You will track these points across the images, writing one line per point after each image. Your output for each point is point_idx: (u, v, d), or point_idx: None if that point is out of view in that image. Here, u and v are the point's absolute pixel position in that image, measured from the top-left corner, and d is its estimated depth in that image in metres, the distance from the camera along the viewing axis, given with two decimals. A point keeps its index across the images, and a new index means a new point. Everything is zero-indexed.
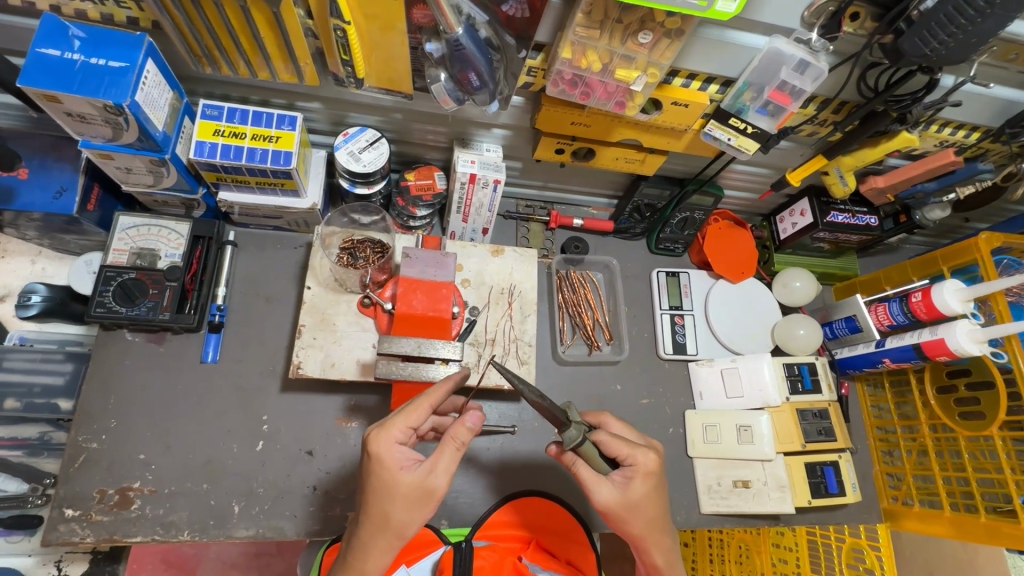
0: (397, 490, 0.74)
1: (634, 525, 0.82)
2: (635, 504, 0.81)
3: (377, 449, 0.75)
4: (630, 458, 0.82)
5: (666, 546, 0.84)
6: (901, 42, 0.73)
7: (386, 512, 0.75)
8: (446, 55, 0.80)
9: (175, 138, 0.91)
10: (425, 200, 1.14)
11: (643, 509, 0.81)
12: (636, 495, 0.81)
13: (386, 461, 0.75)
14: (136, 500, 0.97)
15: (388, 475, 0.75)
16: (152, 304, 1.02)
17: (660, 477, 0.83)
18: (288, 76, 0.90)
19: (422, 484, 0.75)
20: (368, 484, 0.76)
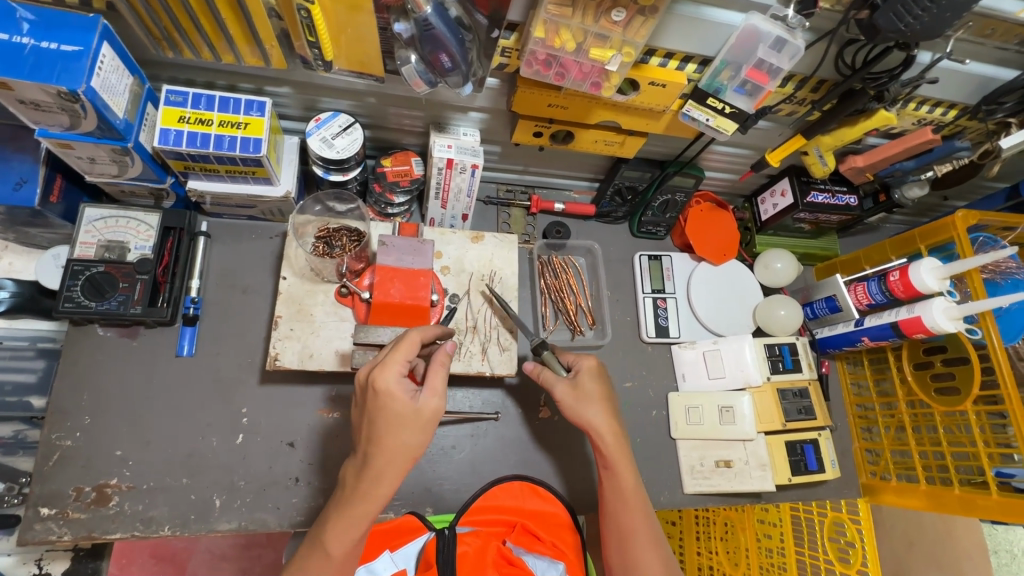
0: (402, 413, 0.77)
1: (590, 414, 0.96)
2: (588, 395, 0.98)
3: (383, 379, 0.77)
4: (576, 363, 1.01)
5: (615, 431, 0.97)
6: (875, 18, 0.72)
7: (395, 438, 0.77)
8: (416, 36, 0.77)
9: (138, 126, 0.88)
10: (403, 185, 1.12)
11: (594, 398, 0.98)
12: (586, 386, 0.98)
13: (392, 390, 0.77)
14: (114, 497, 0.95)
15: (392, 404, 0.77)
16: (123, 298, 0.99)
17: (604, 373, 1.01)
18: (254, 60, 0.87)
19: (424, 408, 0.78)
20: (373, 413, 0.78)
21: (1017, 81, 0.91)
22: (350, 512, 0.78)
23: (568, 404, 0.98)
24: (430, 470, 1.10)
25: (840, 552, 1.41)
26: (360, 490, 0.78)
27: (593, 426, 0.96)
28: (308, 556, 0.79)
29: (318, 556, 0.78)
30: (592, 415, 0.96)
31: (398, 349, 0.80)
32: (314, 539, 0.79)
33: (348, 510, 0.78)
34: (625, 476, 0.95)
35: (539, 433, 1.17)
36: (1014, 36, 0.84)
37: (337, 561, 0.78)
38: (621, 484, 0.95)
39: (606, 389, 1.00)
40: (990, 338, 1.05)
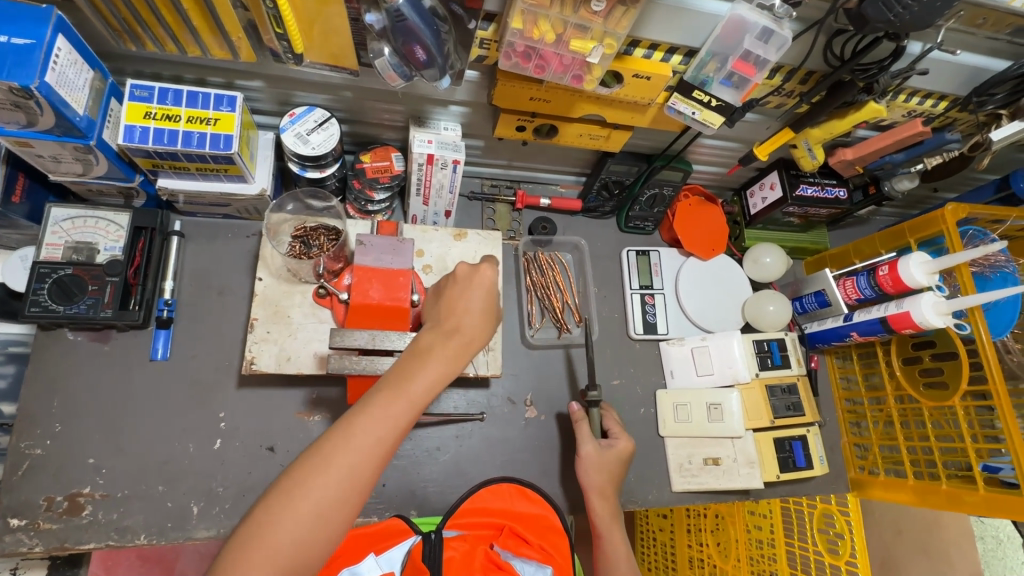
0: (493, 300, 0.79)
1: (590, 479, 1.02)
2: (603, 463, 1.03)
3: (495, 267, 0.81)
4: (616, 437, 1.06)
5: (611, 505, 1.02)
6: (862, 8, 0.69)
7: (483, 318, 0.78)
8: (388, 27, 0.74)
9: (101, 123, 0.84)
10: (383, 182, 1.09)
11: (607, 469, 1.03)
12: (609, 460, 1.04)
13: (497, 278, 0.80)
14: (87, 506, 0.93)
15: (490, 287, 0.79)
16: (92, 301, 0.96)
17: (627, 460, 1.06)
18: (221, 52, 0.83)
19: (507, 306, 0.82)
20: (472, 288, 0.79)
21: (1008, 72, 0.89)
22: (437, 370, 0.71)
23: (583, 462, 1.04)
24: (414, 473, 1.09)
25: (829, 542, 1.43)
26: (451, 349, 0.74)
27: (590, 490, 1.02)
28: (384, 397, 0.67)
29: (398, 397, 0.68)
30: (595, 481, 1.02)
31: (501, 250, 0.85)
32: (395, 380, 0.69)
33: (438, 366, 0.71)
34: (615, 552, 0.97)
35: (525, 433, 1.16)
36: (1006, 26, 0.82)
37: (414, 409, 0.68)
38: (611, 556, 0.97)
39: (621, 471, 1.05)
40: (979, 333, 1.03)
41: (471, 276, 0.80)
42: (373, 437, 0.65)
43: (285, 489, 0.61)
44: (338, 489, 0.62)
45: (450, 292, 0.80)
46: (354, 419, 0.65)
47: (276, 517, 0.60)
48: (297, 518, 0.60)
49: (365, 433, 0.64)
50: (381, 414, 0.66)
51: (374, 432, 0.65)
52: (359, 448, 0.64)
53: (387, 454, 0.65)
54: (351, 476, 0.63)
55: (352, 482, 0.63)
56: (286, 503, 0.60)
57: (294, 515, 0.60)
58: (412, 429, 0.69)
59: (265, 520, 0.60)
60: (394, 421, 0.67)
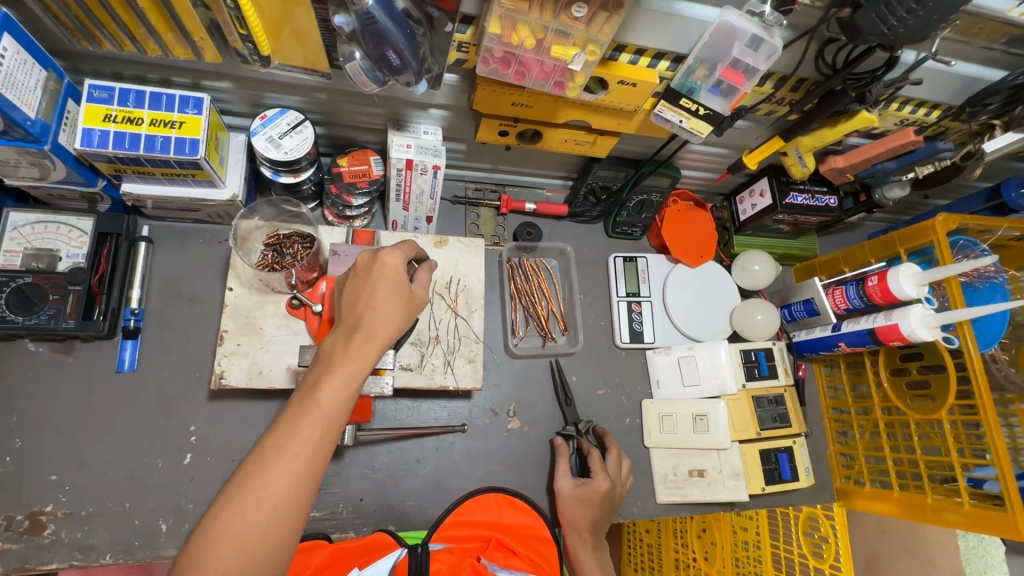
0: (394, 293, 0.76)
1: (569, 511, 1.02)
2: (580, 500, 1.01)
3: (392, 257, 0.77)
4: (594, 474, 1.03)
5: (590, 543, 1.01)
6: (856, 17, 0.66)
7: (386, 314, 0.74)
8: (358, 30, 0.69)
9: (56, 126, 0.79)
10: (361, 187, 1.05)
11: (582, 508, 1.01)
12: (588, 498, 1.01)
13: (395, 269, 0.77)
14: (49, 525, 0.89)
15: (387, 280, 0.76)
16: (53, 312, 0.92)
17: (607, 499, 1.01)
18: (183, 52, 0.79)
19: (414, 294, 0.79)
20: (369, 285, 0.76)
21: (1002, 82, 0.87)
22: (345, 375, 0.70)
23: (560, 497, 1.04)
24: (393, 486, 1.06)
25: (814, 546, 1.43)
26: (356, 350, 0.71)
27: (568, 525, 1.01)
28: (295, 415, 0.66)
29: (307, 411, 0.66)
30: (571, 516, 1.01)
31: (402, 244, 0.82)
32: (304, 397, 0.68)
33: (344, 370, 0.69)
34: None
35: (508, 444, 1.13)
36: (1002, 36, 0.79)
37: (328, 420, 0.67)
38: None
39: (605, 509, 1.02)
40: (967, 348, 1.01)
41: (369, 273, 0.77)
42: (289, 456, 0.63)
43: (207, 532, 0.60)
44: (262, 518, 0.60)
45: (349, 292, 0.77)
46: (266, 448, 0.63)
47: (202, 564, 0.58)
48: (223, 560, 0.58)
49: (280, 457, 0.63)
50: (294, 433, 0.65)
51: (287, 452, 0.64)
52: (276, 473, 0.62)
53: (308, 472, 0.64)
54: (275, 503, 0.61)
55: (274, 514, 0.61)
56: (209, 547, 0.59)
57: (221, 558, 0.58)
58: (332, 439, 0.67)
59: (189, 570, 0.58)
60: (309, 436, 0.65)
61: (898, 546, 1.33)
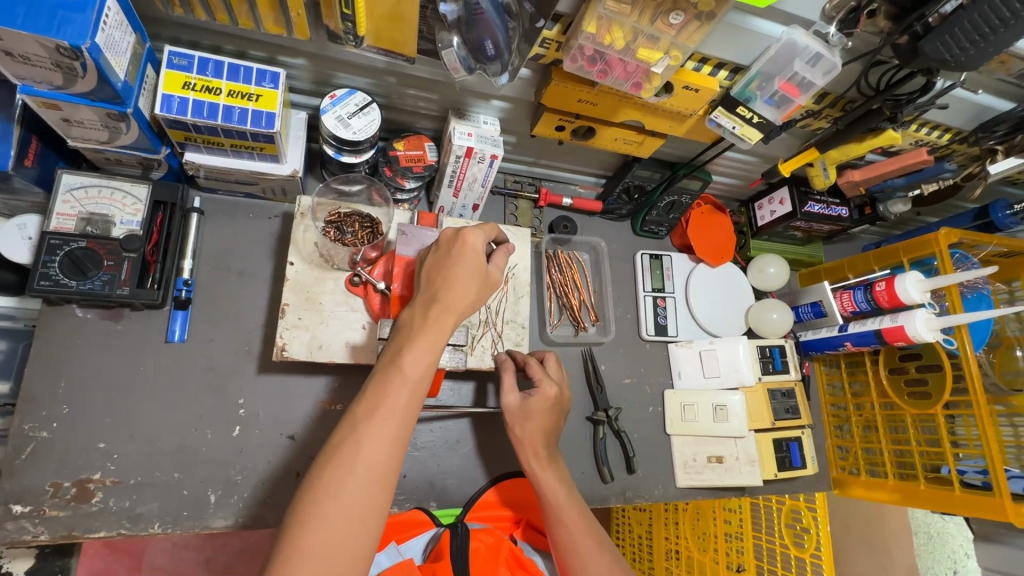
0: (472, 271, 0.79)
1: (518, 431, 0.98)
2: (530, 413, 0.98)
3: (471, 236, 0.81)
4: (540, 383, 1.00)
5: (546, 459, 0.97)
6: (921, 44, 0.75)
7: (463, 289, 0.78)
8: (462, 17, 0.74)
9: (137, 90, 0.79)
10: (415, 171, 1.07)
11: (536, 417, 0.99)
12: (533, 410, 0.99)
13: (473, 248, 0.80)
14: (97, 492, 0.88)
15: (465, 259, 0.80)
16: (108, 277, 0.91)
17: (556, 406, 1.00)
18: (274, 27, 0.80)
19: (490, 273, 0.82)
20: (448, 262, 0.80)
21: (1012, 112, 0.98)
22: (426, 343, 0.74)
23: (509, 415, 0.99)
24: (434, 465, 1.09)
25: (796, 537, 1.49)
26: (435, 322, 0.75)
27: (522, 442, 0.97)
28: (380, 382, 0.71)
29: (394, 377, 0.71)
30: (523, 435, 0.98)
31: (481, 226, 0.85)
32: (388, 366, 0.73)
33: (425, 339, 0.74)
34: (547, 476, 0.95)
35: None
36: (1019, 71, 0.90)
37: (412, 386, 0.71)
38: (547, 498, 0.93)
39: (553, 419, 1.00)
40: (963, 348, 1.13)
41: (449, 251, 0.81)
42: (379, 421, 0.68)
43: (310, 494, 0.64)
44: (358, 479, 0.65)
45: (429, 269, 0.81)
46: (356, 413, 0.68)
47: (307, 523, 0.63)
48: (327, 518, 0.63)
49: (370, 421, 0.68)
50: (382, 398, 0.69)
51: (377, 416, 0.68)
52: (368, 436, 0.67)
53: (397, 435, 0.68)
54: (369, 465, 0.66)
55: (369, 476, 0.66)
56: (312, 507, 0.63)
57: (324, 516, 0.63)
58: (416, 404, 0.71)
59: (297, 527, 0.63)
60: (396, 401, 0.70)
61: (858, 542, 1.53)
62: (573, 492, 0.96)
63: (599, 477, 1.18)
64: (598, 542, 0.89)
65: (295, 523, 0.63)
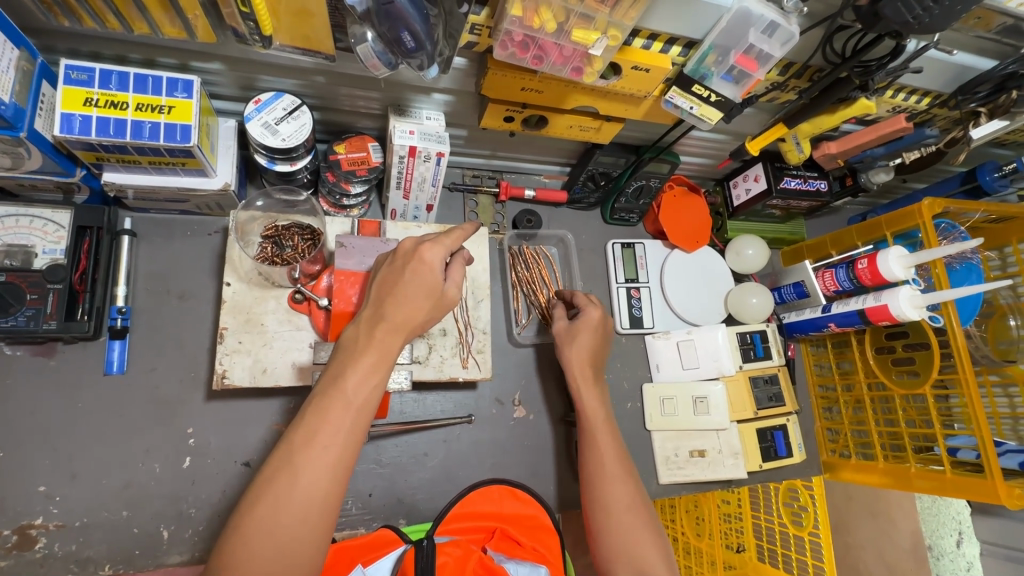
0: (430, 287, 0.70)
1: (567, 352, 1.04)
2: (576, 334, 1.05)
3: (430, 252, 0.71)
4: (584, 308, 1.07)
5: (592, 379, 1.01)
6: (880, 6, 0.68)
7: (413, 306, 0.69)
8: (372, 9, 0.66)
9: (31, 111, 0.73)
10: (359, 175, 1.01)
11: (582, 340, 1.04)
12: (578, 330, 1.05)
13: (430, 266, 0.71)
14: (40, 538, 0.85)
15: (420, 275, 0.70)
16: (32, 312, 0.85)
17: (600, 331, 1.06)
18: (174, 32, 0.73)
19: (446, 293, 0.73)
20: (400, 278, 0.70)
21: (994, 71, 0.90)
22: (370, 362, 0.66)
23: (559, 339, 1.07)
24: (402, 480, 1.05)
25: (794, 515, 1.43)
26: (379, 340, 0.67)
27: (570, 362, 1.03)
28: (319, 404, 0.63)
29: (335, 399, 0.63)
30: (572, 354, 1.03)
31: (448, 235, 0.75)
32: (328, 387, 0.64)
33: (370, 358, 0.66)
34: (590, 396, 0.99)
35: (512, 435, 1.13)
36: (999, 26, 0.82)
37: (355, 411, 0.64)
38: (588, 418, 0.97)
39: (599, 342, 1.05)
40: (951, 326, 1.06)
41: (405, 265, 0.71)
42: (319, 448, 0.60)
43: (237, 527, 0.58)
44: (294, 512, 0.58)
45: (380, 283, 0.72)
46: (294, 441, 0.61)
47: (240, 560, 0.56)
48: (259, 561, 0.56)
49: (309, 450, 0.60)
50: (321, 425, 0.62)
51: (317, 443, 0.61)
52: (307, 468, 0.59)
53: (338, 465, 0.61)
54: (308, 498, 0.59)
55: (303, 512, 0.58)
56: (245, 542, 0.57)
57: (258, 556, 0.56)
58: (359, 430, 0.64)
59: (229, 565, 0.56)
60: (337, 426, 0.62)
61: (863, 512, 1.42)
62: (611, 418, 0.99)
63: (578, 479, 1.15)
64: (633, 493, 0.88)
65: (223, 560, 0.56)
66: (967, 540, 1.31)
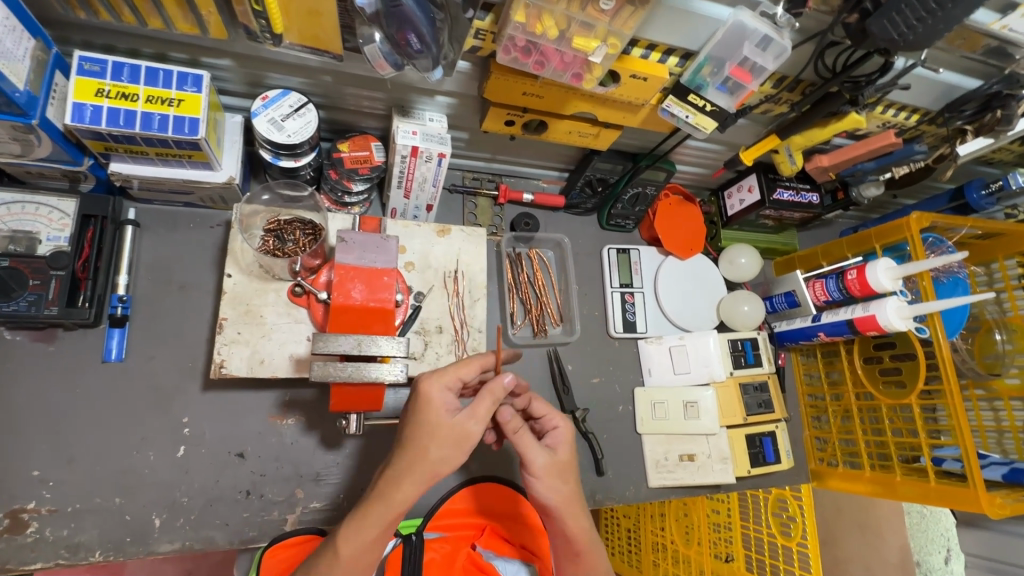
0: (456, 427, 0.70)
1: (539, 489, 0.77)
2: (559, 466, 0.78)
3: (434, 389, 0.71)
4: (552, 418, 0.83)
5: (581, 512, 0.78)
6: (868, 23, 0.71)
7: (428, 442, 0.69)
8: (381, 11, 0.69)
9: (43, 100, 0.75)
10: (362, 173, 1.03)
11: (560, 481, 0.77)
12: (562, 460, 0.79)
13: (433, 396, 0.70)
14: (33, 522, 0.86)
15: (439, 421, 0.70)
16: (34, 298, 0.86)
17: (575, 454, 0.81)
18: (187, 27, 0.76)
19: (464, 431, 0.70)
20: (410, 413, 0.72)
21: (979, 91, 0.94)
22: (390, 481, 0.69)
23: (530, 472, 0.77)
24: None
25: (782, 525, 1.44)
26: (401, 467, 0.68)
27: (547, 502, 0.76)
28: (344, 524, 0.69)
29: (357, 526, 0.68)
30: (560, 494, 0.76)
31: (455, 368, 0.73)
32: (355, 508, 0.70)
33: (385, 480, 0.69)
34: (579, 528, 0.77)
35: (504, 434, 1.15)
36: (984, 47, 0.86)
37: (376, 534, 0.68)
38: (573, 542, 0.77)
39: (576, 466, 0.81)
40: (936, 336, 1.09)
41: (412, 406, 0.72)
42: (338, 565, 0.66)
43: None
44: None
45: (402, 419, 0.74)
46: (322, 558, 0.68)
47: None
48: None
49: (333, 564, 0.67)
50: (342, 543, 0.68)
51: (336, 562, 0.67)
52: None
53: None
54: None
55: None
56: None
57: None
58: (376, 548, 0.68)
59: None
60: (354, 547, 0.67)
61: (852, 525, 1.42)
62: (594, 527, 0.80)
63: None
64: None
65: None
66: (955, 557, 1.32)
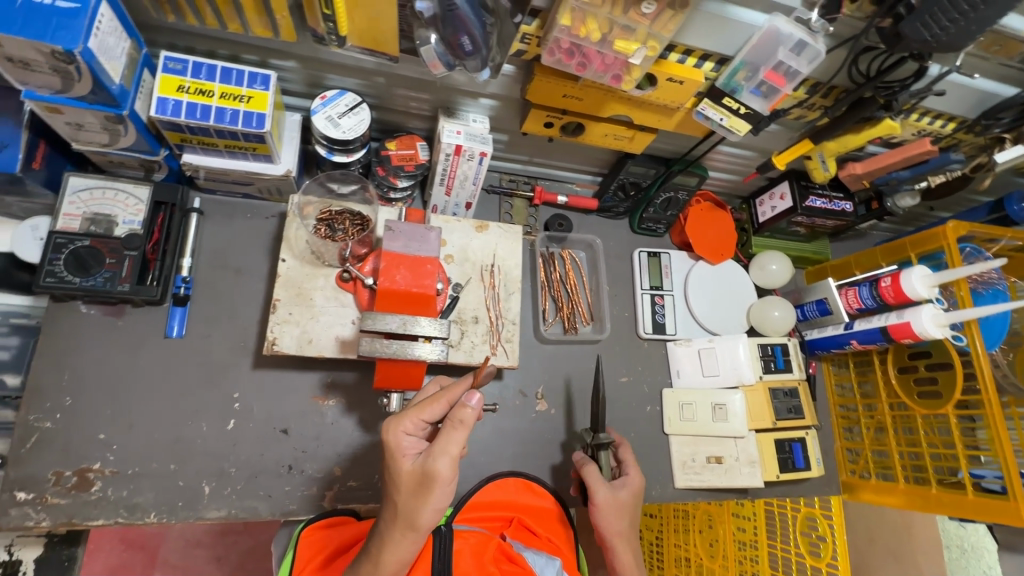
0: (417, 469, 0.74)
1: (617, 525, 0.94)
2: (620, 508, 0.95)
3: (394, 438, 0.76)
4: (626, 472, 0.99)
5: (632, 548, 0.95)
6: (902, 26, 0.74)
7: (398, 492, 0.74)
8: (437, 15, 0.74)
9: (133, 94, 0.83)
10: (407, 170, 1.09)
11: (620, 516, 0.95)
12: (624, 501, 0.96)
13: (394, 444, 0.75)
14: (97, 482, 0.92)
15: (400, 465, 0.75)
16: (109, 275, 0.94)
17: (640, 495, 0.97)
18: (261, 31, 0.83)
19: (426, 474, 0.73)
20: (387, 465, 0.77)
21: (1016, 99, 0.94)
22: (383, 542, 0.73)
23: (598, 508, 0.94)
24: None
25: (811, 545, 1.43)
26: (389, 524, 0.74)
27: (611, 536, 0.93)
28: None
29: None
30: (618, 528, 0.94)
31: (415, 411, 0.77)
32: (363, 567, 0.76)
33: (378, 542, 0.74)
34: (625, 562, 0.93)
35: (533, 427, 1.18)
36: (1020, 54, 0.87)
37: None
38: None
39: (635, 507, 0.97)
40: (975, 344, 1.08)
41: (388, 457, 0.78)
42: None
43: None
44: None
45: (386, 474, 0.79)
46: None
47: None
48: None
49: None
50: None
51: None
52: None
53: None
54: None
55: None
56: None
57: None
58: None
59: None
60: None
61: None
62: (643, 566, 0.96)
63: None
64: None
65: None
66: None
